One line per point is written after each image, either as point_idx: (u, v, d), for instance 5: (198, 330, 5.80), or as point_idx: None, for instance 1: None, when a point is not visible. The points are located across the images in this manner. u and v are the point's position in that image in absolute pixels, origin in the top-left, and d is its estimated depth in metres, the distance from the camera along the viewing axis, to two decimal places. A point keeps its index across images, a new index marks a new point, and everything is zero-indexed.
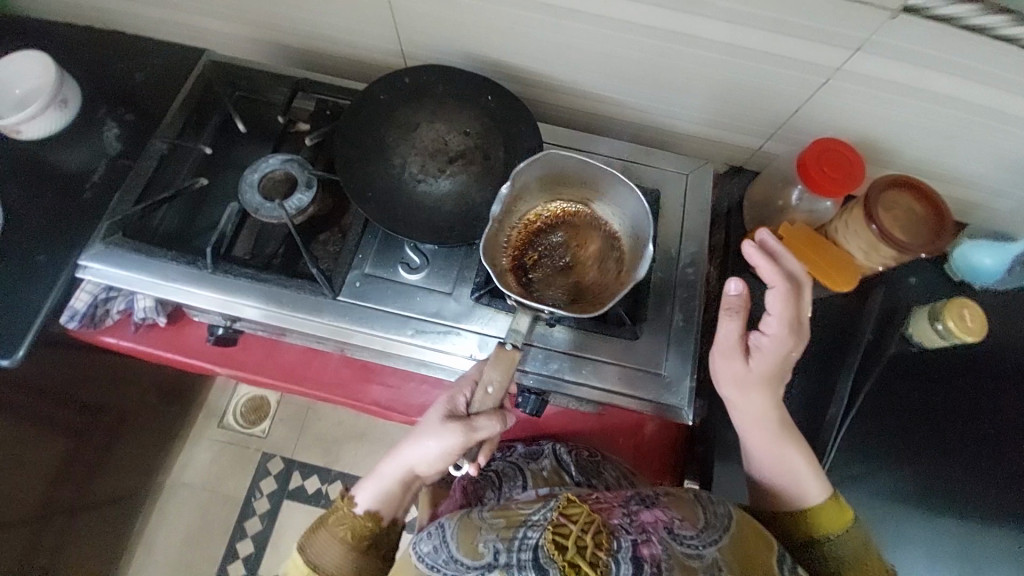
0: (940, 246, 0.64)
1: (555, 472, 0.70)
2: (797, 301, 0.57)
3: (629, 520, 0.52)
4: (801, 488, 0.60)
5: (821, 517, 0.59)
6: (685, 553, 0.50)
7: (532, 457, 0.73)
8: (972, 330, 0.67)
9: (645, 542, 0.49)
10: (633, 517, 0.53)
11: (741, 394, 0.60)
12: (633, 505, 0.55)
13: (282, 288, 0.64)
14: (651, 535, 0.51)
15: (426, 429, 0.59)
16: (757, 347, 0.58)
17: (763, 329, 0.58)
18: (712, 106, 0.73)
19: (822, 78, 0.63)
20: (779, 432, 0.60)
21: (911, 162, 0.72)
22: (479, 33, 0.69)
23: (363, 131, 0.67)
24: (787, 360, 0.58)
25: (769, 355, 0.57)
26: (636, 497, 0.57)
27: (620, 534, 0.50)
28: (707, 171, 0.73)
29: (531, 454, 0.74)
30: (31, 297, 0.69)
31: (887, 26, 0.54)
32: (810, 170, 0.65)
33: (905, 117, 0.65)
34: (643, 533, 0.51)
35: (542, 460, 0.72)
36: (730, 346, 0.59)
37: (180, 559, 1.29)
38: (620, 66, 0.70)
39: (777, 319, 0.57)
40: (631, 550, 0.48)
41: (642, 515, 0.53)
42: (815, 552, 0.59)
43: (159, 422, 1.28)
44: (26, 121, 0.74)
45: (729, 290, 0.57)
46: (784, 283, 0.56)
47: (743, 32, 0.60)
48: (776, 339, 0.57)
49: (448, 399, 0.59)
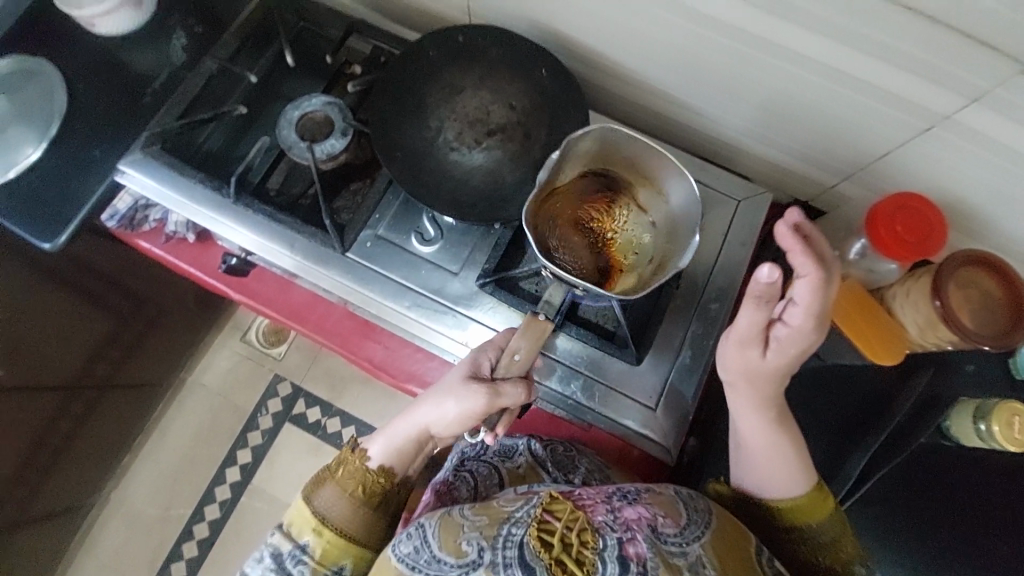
0: (1010, 343, 0.57)
1: (532, 469, 0.69)
2: (829, 293, 0.48)
3: (613, 517, 0.50)
4: (786, 481, 0.56)
5: (797, 510, 0.56)
6: (668, 550, 0.48)
7: (506, 455, 0.71)
8: (1017, 441, 0.61)
9: (630, 540, 0.47)
10: (616, 514, 0.50)
11: (746, 381, 0.54)
12: (615, 501, 0.52)
13: (296, 232, 0.64)
14: (636, 532, 0.48)
15: (445, 388, 0.57)
16: (776, 341, 0.50)
17: (785, 320, 0.50)
18: (788, 129, 0.65)
19: (923, 124, 0.54)
20: (772, 422, 0.55)
21: (1006, 239, 0.62)
22: (548, 3, 0.64)
23: (407, 86, 0.65)
24: (805, 351, 0.51)
25: (788, 347, 0.50)
26: (618, 492, 0.54)
27: (606, 532, 0.48)
28: (764, 201, 0.66)
29: (504, 452, 0.72)
30: (79, 189, 0.73)
31: (1015, 80, 0.45)
32: (879, 229, 0.57)
33: (1011, 187, 0.55)
34: (627, 531, 0.48)
35: (516, 458, 0.70)
36: (748, 335, 0.51)
37: (187, 451, 1.40)
38: (694, 66, 0.63)
39: (805, 309, 0.48)
40: (616, 550, 0.46)
41: (625, 512, 0.50)
42: (792, 537, 0.57)
43: (189, 323, 1.36)
44: (101, 16, 0.74)
45: (757, 277, 0.46)
46: (818, 274, 0.46)
47: (843, 55, 0.52)
48: (799, 332, 0.49)
49: (474, 359, 0.57)
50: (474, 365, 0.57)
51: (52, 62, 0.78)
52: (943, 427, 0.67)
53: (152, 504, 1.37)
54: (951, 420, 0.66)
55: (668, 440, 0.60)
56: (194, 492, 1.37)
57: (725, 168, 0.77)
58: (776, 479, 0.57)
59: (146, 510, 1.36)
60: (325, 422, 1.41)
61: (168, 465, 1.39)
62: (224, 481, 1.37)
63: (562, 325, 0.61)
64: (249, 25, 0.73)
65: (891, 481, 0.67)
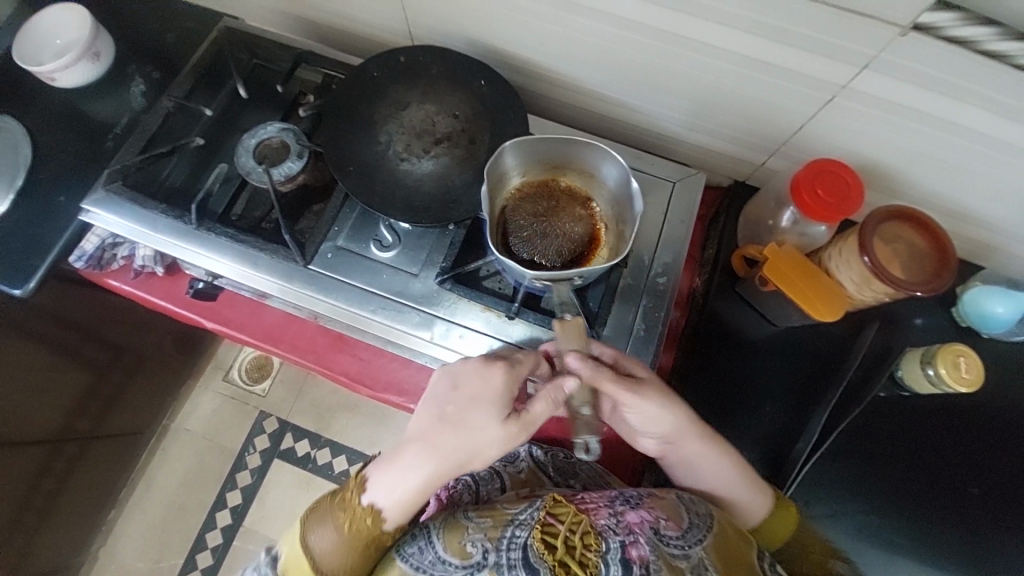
0: (941, 286, 0.60)
1: (534, 473, 0.71)
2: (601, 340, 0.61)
3: (615, 520, 0.53)
4: (753, 507, 0.61)
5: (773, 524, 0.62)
6: (670, 553, 0.52)
7: (509, 461, 0.73)
8: (965, 381, 0.63)
9: (633, 543, 0.51)
10: (619, 517, 0.54)
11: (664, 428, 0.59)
12: (618, 505, 0.56)
13: (259, 251, 0.66)
14: (639, 535, 0.52)
15: (476, 429, 0.54)
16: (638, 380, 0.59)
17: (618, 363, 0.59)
18: (714, 115, 0.70)
19: (827, 95, 0.59)
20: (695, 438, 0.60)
21: (922, 194, 0.67)
22: (481, 20, 0.69)
23: (354, 105, 0.69)
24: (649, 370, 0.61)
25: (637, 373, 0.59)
26: (621, 497, 0.58)
27: (609, 535, 0.51)
28: (699, 180, 0.70)
29: (507, 458, 0.74)
30: (48, 236, 0.75)
31: (895, 45, 0.51)
32: (802, 192, 0.62)
33: (917, 144, 0.60)
34: (630, 534, 0.52)
35: (519, 463, 0.72)
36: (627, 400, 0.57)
37: (175, 498, 1.38)
38: (619, 63, 0.68)
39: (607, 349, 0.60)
40: (619, 552, 0.50)
41: (628, 516, 0.54)
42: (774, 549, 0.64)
43: (169, 368, 1.35)
44: (62, 70, 0.78)
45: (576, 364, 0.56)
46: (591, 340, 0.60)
47: (746, 40, 0.57)
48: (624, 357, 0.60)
49: (499, 400, 0.55)
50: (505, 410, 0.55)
51: (17, 118, 0.81)
52: (896, 377, 0.70)
53: (142, 558, 1.33)
54: (902, 367, 0.69)
55: None
56: (185, 541, 1.34)
57: (664, 157, 0.82)
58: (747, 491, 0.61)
59: (136, 565, 1.33)
60: (315, 454, 1.40)
61: (156, 516, 1.36)
62: (215, 526, 1.35)
63: (520, 312, 0.64)
64: (202, 64, 0.78)
65: (855, 435, 0.70)
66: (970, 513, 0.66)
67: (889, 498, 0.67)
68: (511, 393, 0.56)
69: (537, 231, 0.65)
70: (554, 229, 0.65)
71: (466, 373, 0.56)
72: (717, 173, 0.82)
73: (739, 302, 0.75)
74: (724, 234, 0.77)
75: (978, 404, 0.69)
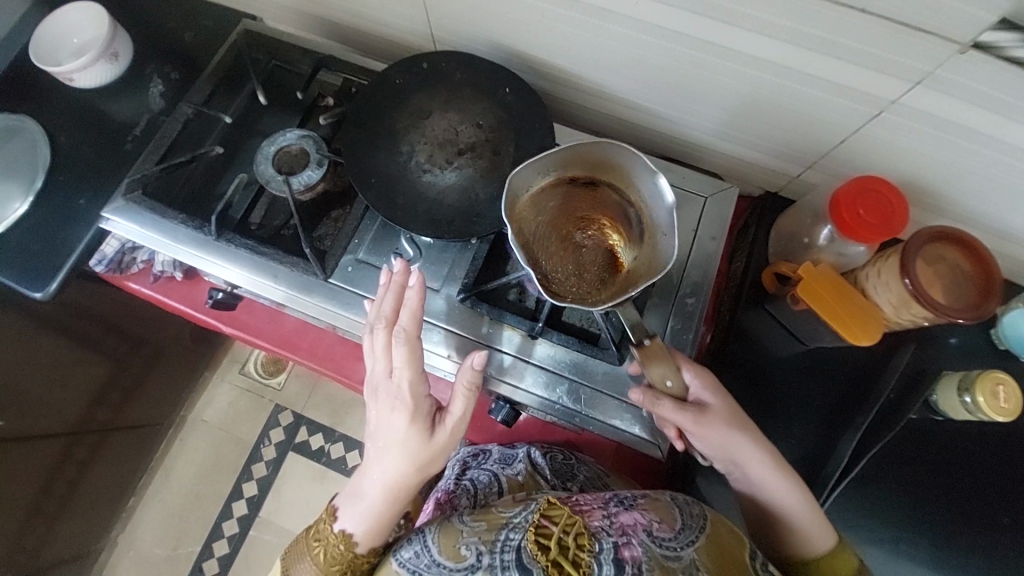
0: (985, 314, 0.57)
1: (531, 477, 0.70)
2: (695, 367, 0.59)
3: (609, 522, 0.54)
4: (815, 536, 0.57)
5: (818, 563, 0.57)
6: (664, 554, 0.52)
7: (507, 463, 0.73)
8: (1005, 412, 0.61)
9: (626, 543, 0.51)
10: (613, 519, 0.55)
11: (727, 451, 0.57)
12: (612, 507, 0.57)
13: (278, 264, 0.65)
14: (631, 537, 0.52)
15: (405, 448, 0.56)
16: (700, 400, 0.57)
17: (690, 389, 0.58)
18: (748, 125, 0.67)
19: (874, 110, 0.56)
20: (774, 471, 0.57)
21: (969, 213, 0.64)
22: (506, 25, 0.66)
23: (375, 114, 0.67)
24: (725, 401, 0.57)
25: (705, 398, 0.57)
26: (616, 499, 0.59)
27: (602, 537, 0.51)
28: (731, 195, 0.68)
29: (505, 460, 0.74)
30: (68, 239, 0.75)
31: (952, 62, 0.47)
32: (841, 212, 0.59)
33: (966, 164, 0.57)
34: (623, 536, 0.52)
35: (516, 466, 0.72)
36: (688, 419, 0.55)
37: (193, 487, 1.40)
38: (650, 71, 0.65)
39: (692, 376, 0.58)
40: (612, 553, 0.50)
41: (621, 518, 0.55)
42: None
43: (186, 362, 1.37)
44: (79, 70, 0.77)
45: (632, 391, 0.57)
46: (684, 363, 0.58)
47: (788, 50, 0.54)
48: (700, 385, 0.57)
49: (414, 418, 0.55)
50: (423, 423, 0.56)
51: (36, 119, 0.80)
52: (930, 402, 0.67)
53: (161, 546, 1.36)
54: (938, 393, 0.66)
55: (658, 441, 0.61)
56: (202, 530, 1.37)
57: (693, 166, 0.80)
58: (807, 526, 0.57)
59: (156, 551, 1.36)
60: (329, 449, 1.41)
61: (175, 504, 1.39)
62: (232, 517, 1.37)
63: (543, 333, 0.62)
64: (221, 67, 0.76)
65: (884, 460, 0.68)
66: (1001, 542, 0.64)
67: (916, 524, 0.66)
68: (422, 405, 0.56)
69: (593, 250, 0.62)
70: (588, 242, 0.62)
71: (376, 403, 0.57)
72: (748, 183, 0.80)
73: (768, 319, 0.73)
74: (755, 249, 0.75)
75: (1015, 431, 0.67)
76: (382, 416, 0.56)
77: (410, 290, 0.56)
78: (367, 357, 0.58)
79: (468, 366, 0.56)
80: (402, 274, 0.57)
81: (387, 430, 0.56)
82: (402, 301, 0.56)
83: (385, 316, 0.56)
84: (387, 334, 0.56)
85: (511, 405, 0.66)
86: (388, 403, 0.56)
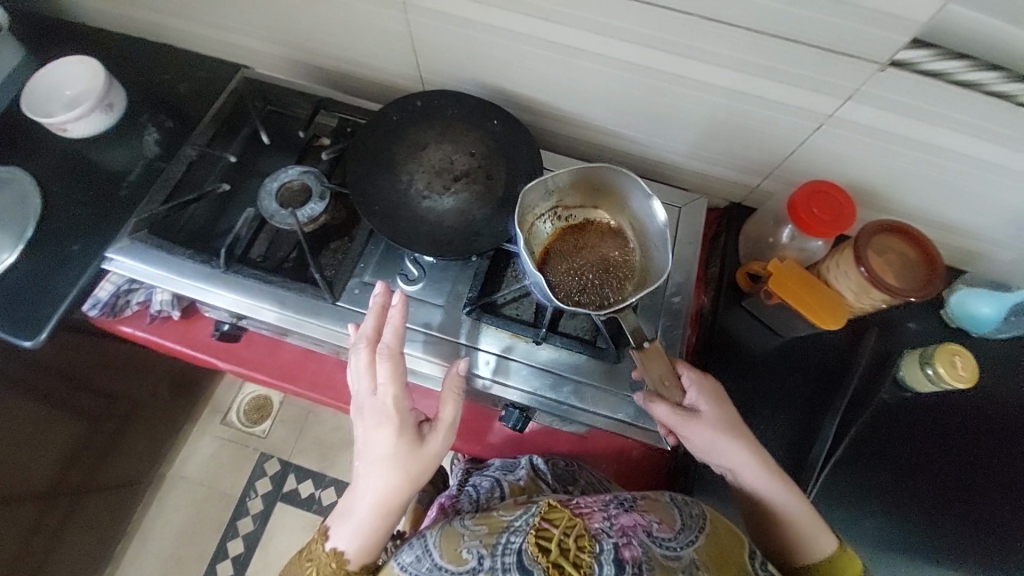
0: (934, 291, 0.65)
1: (532, 481, 0.72)
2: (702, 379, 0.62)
3: (609, 524, 0.56)
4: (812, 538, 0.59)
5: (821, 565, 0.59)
6: (665, 555, 0.53)
7: (509, 470, 0.76)
8: (962, 378, 0.68)
9: (626, 544, 0.53)
10: (613, 521, 0.56)
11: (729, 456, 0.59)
12: (611, 509, 0.59)
13: (286, 291, 0.68)
14: (632, 538, 0.54)
15: (392, 461, 0.56)
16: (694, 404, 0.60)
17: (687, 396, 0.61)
18: (709, 144, 0.76)
19: (815, 124, 0.65)
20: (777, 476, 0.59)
21: (906, 208, 0.73)
22: (490, 65, 0.74)
23: (377, 147, 0.72)
24: (720, 405, 0.61)
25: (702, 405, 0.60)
26: (615, 500, 0.61)
27: (602, 538, 0.53)
28: (701, 206, 0.75)
29: (507, 467, 0.77)
30: (60, 284, 0.74)
31: (876, 78, 0.56)
32: (798, 213, 0.67)
33: (897, 164, 0.66)
34: (624, 536, 0.54)
35: (518, 472, 0.74)
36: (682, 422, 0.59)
37: (174, 551, 1.32)
38: (620, 101, 0.73)
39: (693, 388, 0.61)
40: (612, 553, 0.52)
41: (622, 519, 0.57)
42: None
43: (165, 414, 1.32)
44: (74, 121, 0.79)
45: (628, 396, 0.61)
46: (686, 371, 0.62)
47: (738, 78, 0.63)
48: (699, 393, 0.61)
49: (400, 431, 0.56)
50: (410, 435, 0.57)
51: (27, 171, 0.82)
52: (898, 379, 0.74)
53: None
54: (903, 369, 0.73)
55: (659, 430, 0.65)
56: None
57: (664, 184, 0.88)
58: (803, 523, 0.59)
59: None
60: (320, 495, 1.36)
61: (154, 570, 1.30)
62: None
63: (547, 337, 0.66)
64: (221, 113, 0.81)
65: (865, 438, 0.73)
66: (979, 502, 0.69)
67: (902, 494, 0.70)
68: (407, 418, 0.57)
69: (596, 262, 0.68)
70: (591, 256, 0.68)
71: (362, 419, 0.58)
72: (715, 196, 0.88)
73: (746, 316, 0.79)
74: (727, 253, 0.82)
75: (975, 400, 0.74)
76: (368, 432, 0.57)
77: (392, 308, 0.60)
78: (351, 377, 0.60)
79: (455, 371, 0.59)
80: (383, 294, 0.60)
81: (374, 445, 0.57)
82: (385, 319, 0.60)
83: (368, 335, 0.59)
84: (370, 351, 0.58)
85: (521, 411, 0.68)
86: (374, 418, 0.57)
